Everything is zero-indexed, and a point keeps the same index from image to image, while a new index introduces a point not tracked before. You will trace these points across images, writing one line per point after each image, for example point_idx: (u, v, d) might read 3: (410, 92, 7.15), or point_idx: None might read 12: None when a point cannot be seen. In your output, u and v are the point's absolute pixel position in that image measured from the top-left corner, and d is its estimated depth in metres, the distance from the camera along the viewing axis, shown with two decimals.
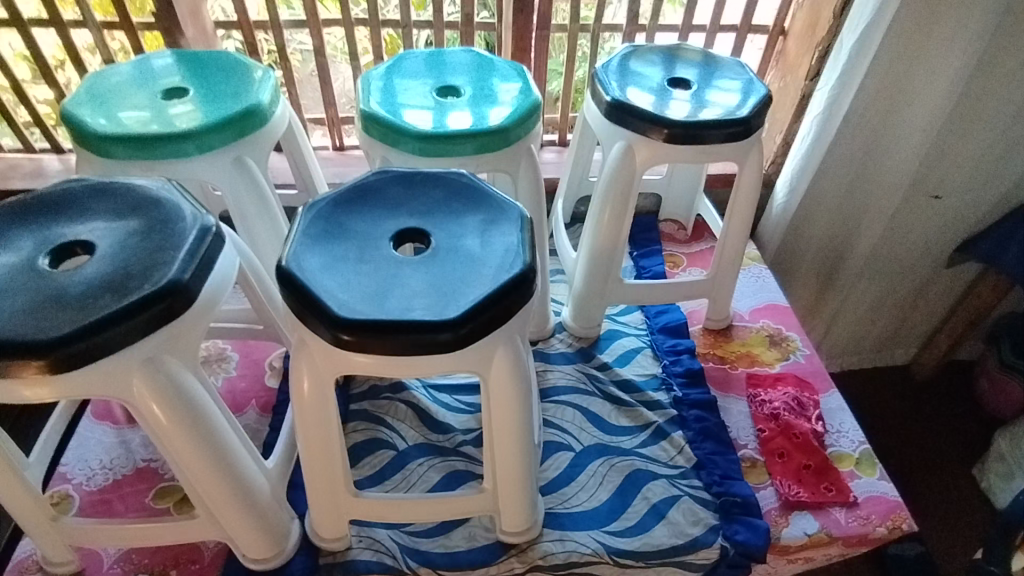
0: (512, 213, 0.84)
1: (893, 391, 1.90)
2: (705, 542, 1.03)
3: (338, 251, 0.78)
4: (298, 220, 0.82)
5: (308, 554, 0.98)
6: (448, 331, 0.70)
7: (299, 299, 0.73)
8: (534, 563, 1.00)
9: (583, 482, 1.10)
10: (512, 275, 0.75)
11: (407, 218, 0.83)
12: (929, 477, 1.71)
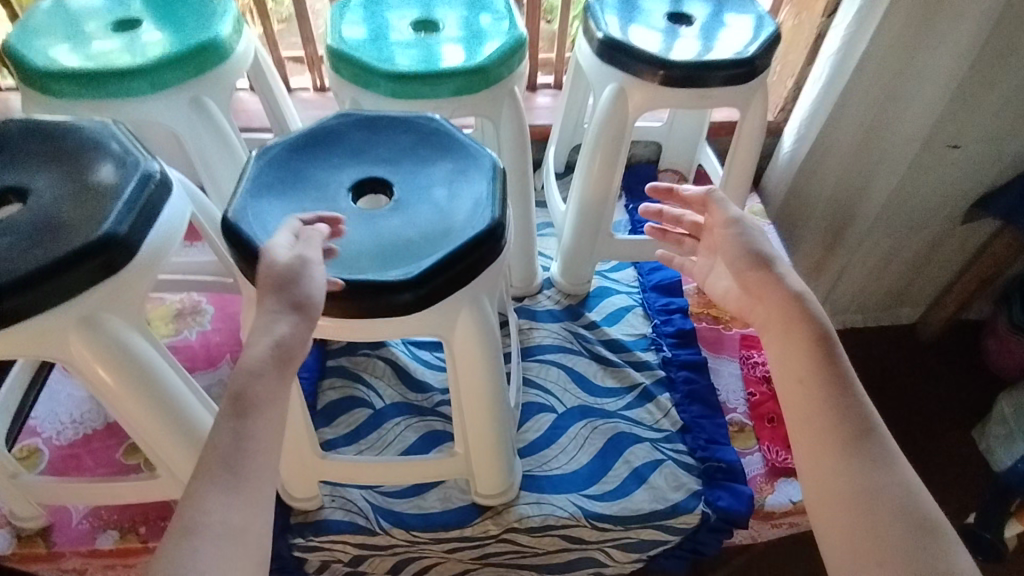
0: (485, 162, 0.76)
1: (897, 349, 1.84)
2: (686, 507, 1.00)
3: (292, 203, 0.72)
4: (250, 167, 0.75)
5: (280, 513, 0.96)
6: (407, 291, 0.65)
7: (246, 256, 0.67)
8: (510, 525, 0.98)
9: (564, 444, 1.07)
10: (479, 231, 0.68)
11: (368, 166, 0.76)
12: (932, 438, 1.68)
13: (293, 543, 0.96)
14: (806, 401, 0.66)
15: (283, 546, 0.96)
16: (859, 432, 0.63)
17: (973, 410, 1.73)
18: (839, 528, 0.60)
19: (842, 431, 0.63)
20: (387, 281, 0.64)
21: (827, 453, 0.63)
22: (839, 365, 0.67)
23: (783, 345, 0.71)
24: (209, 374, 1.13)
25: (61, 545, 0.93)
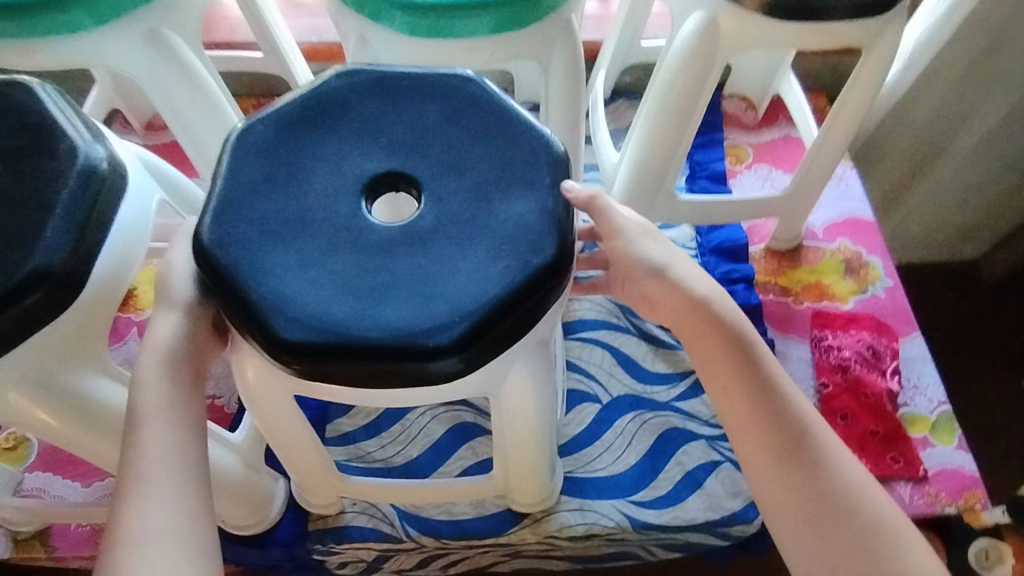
0: (543, 153, 0.61)
1: (953, 292, 1.55)
2: (744, 518, 0.90)
3: (286, 214, 0.58)
4: (232, 161, 0.60)
5: (298, 517, 0.88)
6: (444, 359, 0.53)
7: (236, 297, 0.55)
8: (550, 535, 0.89)
9: (609, 442, 0.95)
10: (535, 267, 0.55)
11: (383, 157, 0.61)
12: (982, 388, 1.44)
13: (314, 551, 0.88)
14: (744, 409, 0.63)
15: (303, 552, 0.88)
16: (798, 435, 0.62)
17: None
18: (806, 537, 0.59)
19: (780, 438, 0.62)
20: (419, 342, 0.52)
21: (775, 464, 0.61)
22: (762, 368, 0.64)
23: (712, 356, 0.65)
24: None
25: (62, 551, 0.85)
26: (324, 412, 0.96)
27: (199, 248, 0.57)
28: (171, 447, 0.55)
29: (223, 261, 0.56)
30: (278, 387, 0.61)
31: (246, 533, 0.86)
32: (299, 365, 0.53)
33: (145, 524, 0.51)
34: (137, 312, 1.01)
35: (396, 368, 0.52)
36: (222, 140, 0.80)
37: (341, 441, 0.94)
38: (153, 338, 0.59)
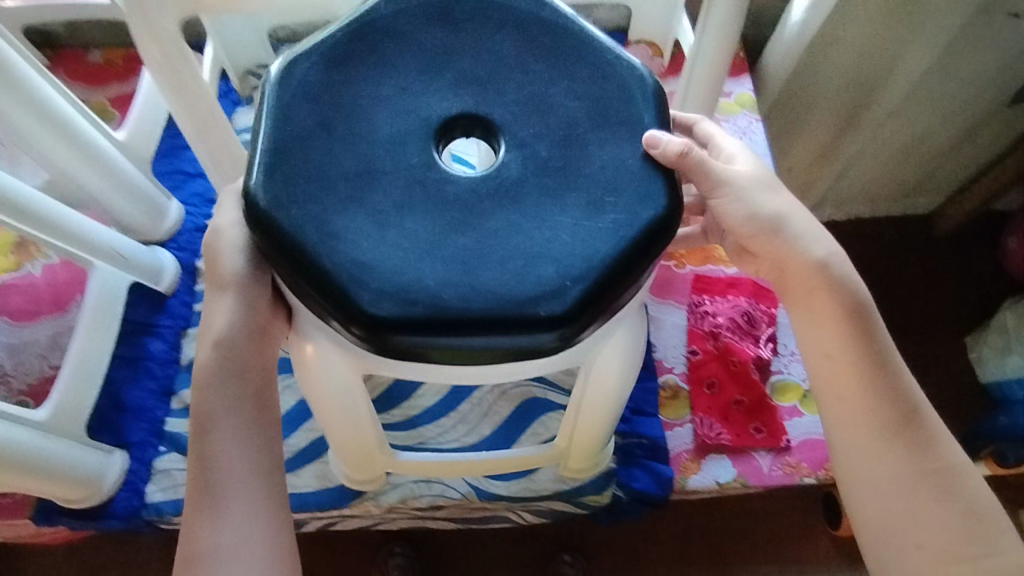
0: (634, 86, 0.55)
1: (898, 245, 1.48)
2: (595, 488, 0.89)
3: (352, 167, 0.50)
4: (276, 110, 0.52)
5: (135, 490, 0.87)
6: (551, 331, 0.47)
7: (307, 265, 0.47)
8: (395, 505, 0.87)
9: (463, 414, 0.91)
10: (639, 225, 0.50)
11: (452, 96, 0.53)
12: (905, 346, 1.39)
13: (153, 522, 0.87)
14: (847, 385, 0.58)
15: (143, 523, 0.87)
16: (909, 416, 0.56)
17: (970, 313, 1.42)
18: (895, 517, 0.55)
19: (891, 419, 0.56)
20: (526, 312, 0.47)
21: (878, 442, 0.56)
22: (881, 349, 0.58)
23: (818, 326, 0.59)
24: (57, 321, 0.96)
25: None
26: (170, 383, 0.93)
27: (253, 211, 0.49)
28: (238, 461, 0.54)
29: (281, 224, 0.48)
30: (339, 363, 0.55)
31: (79, 507, 0.84)
32: (381, 345, 0.47)
33: (222, 541, 0.51)
34: None
35: (502, 343, 0.46)
36: (28, 107, 0.76)
37: (186, 413, 0.91)
38: (210, 327, 0.55)
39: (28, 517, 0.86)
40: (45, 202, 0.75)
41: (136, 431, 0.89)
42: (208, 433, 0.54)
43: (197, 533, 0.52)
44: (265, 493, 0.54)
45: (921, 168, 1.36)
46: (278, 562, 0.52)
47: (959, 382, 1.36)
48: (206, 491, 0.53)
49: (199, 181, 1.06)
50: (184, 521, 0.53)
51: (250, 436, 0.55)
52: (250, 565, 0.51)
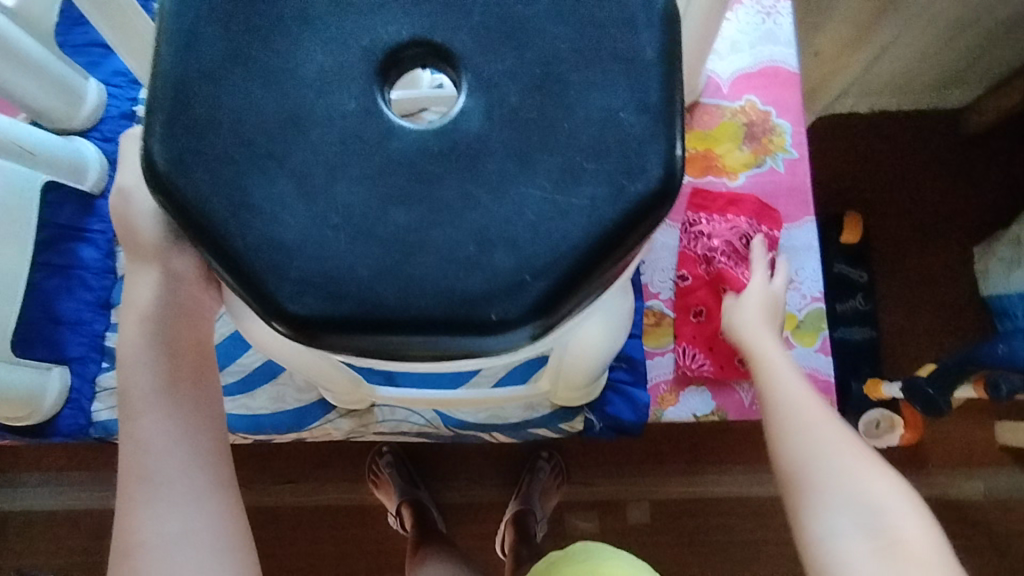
0: (637, 6, 0.36)
1: (922, 145, 1.31)
2: (568, 415, 0.85)
3: (272, 111, 0.34)
4: (177, 30, 0.35)
5: (81, 407, 0.82)
6: (506, 333, 0.35)
7: (202, 240, 0.34)
8: (356, 429, 0.83)
9: None
10: (638, 194, 0.35)
11: (403, 10, 0.36)
12: (911, 259, 1.29)
13: (104, 439, 0.83)
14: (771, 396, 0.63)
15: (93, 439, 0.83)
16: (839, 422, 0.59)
17: (985, 221, 1.30)
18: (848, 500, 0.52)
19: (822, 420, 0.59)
20: (475, 314, 0.34)
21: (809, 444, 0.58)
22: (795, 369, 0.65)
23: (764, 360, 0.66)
24: None
25: None
26: (107, 295, 0.85)
27: (149, 173, 0.34)
28: (177, 439, 0.42)
29: (182, 193, 0.34)
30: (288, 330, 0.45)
31: (21, 425, 0.80)
32: (315, 343, 0.35)
33: (164, 532, 0.41)
34: None
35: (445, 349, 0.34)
36: None
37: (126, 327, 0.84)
38: (133, 296, 0.42)
39: None
40: None
41: (76, 346, 0.83)
42: (133, 407, 0.42)
43: (132, 523, 0.41)
44: (215, 472, 0.43)
45: (963, 58, 1.18)
46: (240, 551, 0.42)
47: (962, 295, 1.28)
48: (139, 476, 0.41)
49: (119, 57, 0.91)
50: (117, 508, 0.42)
51: (189, 409, 0.43)
52: (203, 559, 0.41)
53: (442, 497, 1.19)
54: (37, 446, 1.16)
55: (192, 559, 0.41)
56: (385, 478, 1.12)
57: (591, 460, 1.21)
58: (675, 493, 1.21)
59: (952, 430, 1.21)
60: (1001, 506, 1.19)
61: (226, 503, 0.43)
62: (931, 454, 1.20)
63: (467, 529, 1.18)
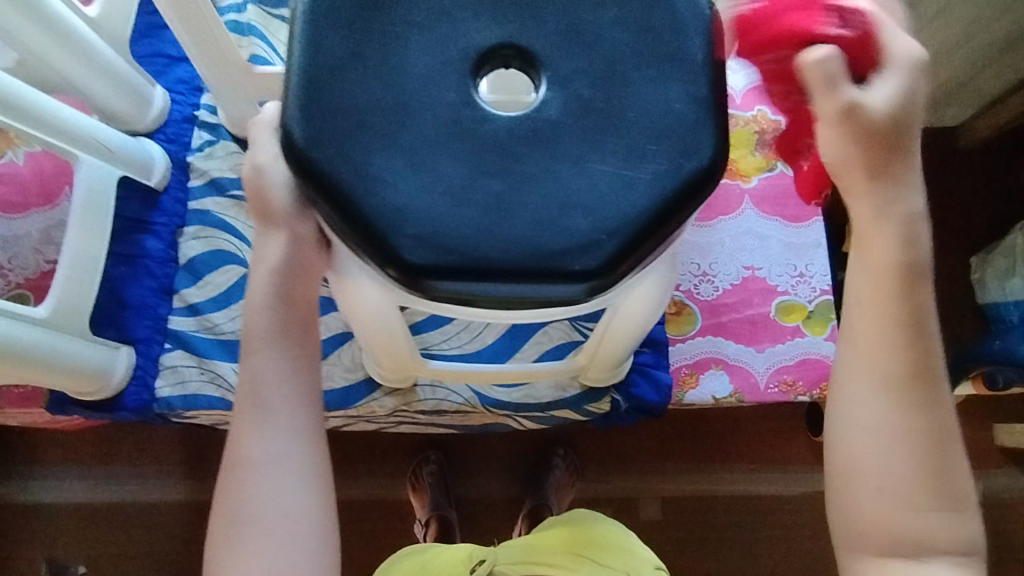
0: (688, 17, 0.44)
1: (919, 158, 1.38)
2: (597, 397, 0.91)
3: (389, 99, 0.42)
4: (307, 33, 0.43)
5: (145, 384, 0.88)
6: (579, 284, 0.42)
7: (332, 205, 0.41)
8: (400, 407, 0.90)
9: (467, 322, 0.91)
10: (689, 172, 0.42)
11: (492, 15, 0.43)
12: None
13: (165, 415, 0.90)
14: (878, 377, 0.52)
15: (155, 415, 0.90)
16: (936, 435, 0.52)
17: (980, 231, 1.36)
18: (900, 523, 0.52)
19: (920, 431, 0.52)
20: (557, 267, 0.41)
21: (886, 452, 0.52)
22: (928, 353, 0.52)
23: (886, 334, 0.52)
24: (46, 215, 0.92)
25: None
26: (170, 282, 0.92)
27: (288, 149, 0.42)
28: (285, 378, 0.50)
29: (319, 166, 0.41)
30: (380, 296, 0.51)
31: (89, 398, 0.86)
32: (418, 290, 0.42)
33: (266, 453, 0.50)
34: None
35: (533, 296, 0.41)
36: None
37: (188, 312, 0.91)
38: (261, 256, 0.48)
39: (44, 406, 0.87)
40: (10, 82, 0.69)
41: (141, 328, 0.89)
42: (251, 346, 0.50)
43: (244, 443, 0.50)
44: (310, 410, 0.52)
45: (956, 78, 1.23)
46: (321, 477, 0.52)
47: (957, 301, 1.34)
48: (254, 403, 0.50)
49: (183, 67, 0.98)
50: (232, 429, 0.52)
51: (292, 355, 0.51)
52: (295, 478, 0.51)
53: (461, 494, 1.24)
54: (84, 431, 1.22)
55: (286, 476, 0.50)
56: (424, 484, 1.19)
57: (602, 455, 1.26)
58: (681, 490, 1.25)
59: None
60: (997, 502, 1.25)
61: (315, 436, 0.52)
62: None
63: (480, 528, 1.23)
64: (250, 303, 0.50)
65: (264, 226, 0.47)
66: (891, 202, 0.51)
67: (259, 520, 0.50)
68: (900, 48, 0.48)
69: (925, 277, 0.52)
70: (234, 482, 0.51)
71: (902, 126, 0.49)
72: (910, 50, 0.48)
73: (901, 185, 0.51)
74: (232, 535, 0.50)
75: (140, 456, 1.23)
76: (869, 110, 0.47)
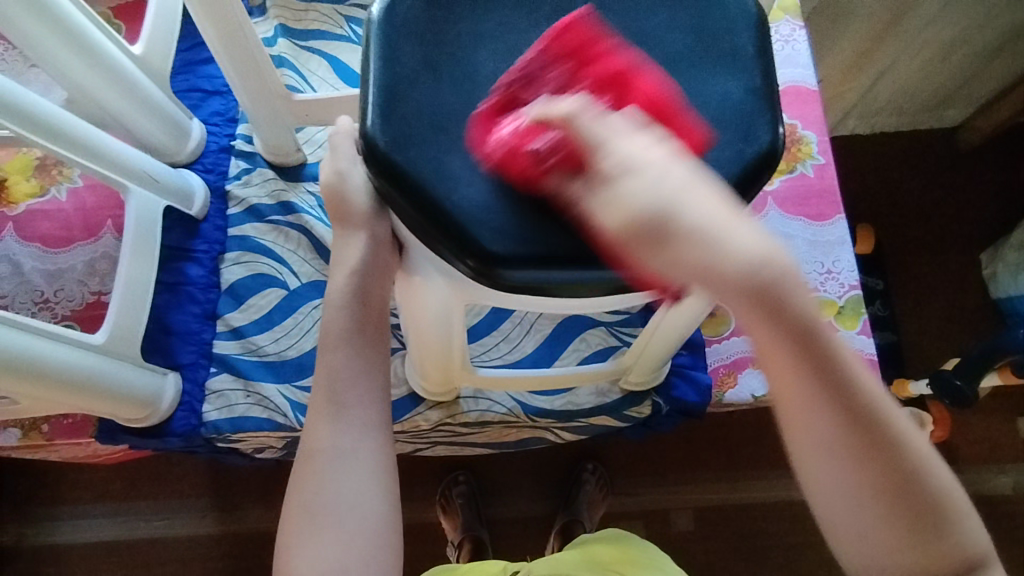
0: (736, 16, 0.47)
1: (924, 157, 1.37)
2: (637, 399, 0.93)
3: (463, 106, 0.45)
4: (383, 47, 0.46)
5: (192, 409, 0.90)
6: None
7: (415, 203, 0.44)
8: (444, 420, 0.91)
9: (506, 332, 0.93)
10: (755, 153, 0.44)
11: (553, 31, 0.48)
12: (925, 269, 1.33)
13: (211, 438, 0.91)
14: (817, 443, 0.45)
15: (201, 440, 0.91)
16: (907, 476, 0.44)
17: (995, 226, 1.34)
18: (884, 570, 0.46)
19: (883, 480, 0.44)
20: None
21: (856, 504, 0.45)
22: (861, 403, 0.43)
23: (808, 395, 0.43)
24: (90, 246, 0.94)
25: None
26: (213, 307, 0.94)
27: (370, 154, 0.44)
28: (359, 375, 0.54)
29: (403, 168, 0.44)
30: (448, 296, 0.54)
31: (139, 425, 0.88)
32: (496, 281, 0.44)
33: (340, 444, 0.52)
34: (11, 207, 0.93)
35: (608, 280, 0.44)
36: (63, 32, 0.73)
37: (231, 335, 0.93)
38: (341, 259, 0.54)
39: (92, 435, 0.90)
40: (76, 122, 0.73)
41: (186, 353, 0.91)
42: (330, 342, 0.54)
43: (319, 435, 0.52)
44: (379, 408, 0.54)
45: (955, 79, 1.24)
46: (389, 472, 0.53)
47: (975, 298, 1.31)
48: (330, 399, 0.53)
49: (217, 100, 1.02)
50: (305, 422, 0.54)
51: (365, 351, 0.55)
52: (365, 472, 0.52)
53: (493, 514, 1.19)
54: (100, 468, 1.16)
55: (355, 469, 0.52)
56: (455, 505, 1.15)
57: (632, 467, 1.22)
58: (715, 499, 1.20)
59: (983, 425, 1.24)
60: None
61: (382, 432, 0.54)
62: (961, 450, 1.23)
63: (513, 550, 1.18)
64: (331, 303, 0.55)
65: (345, 228, 0.53)
66: (777, 305, 0.39)
67: (332, 513, 0.51)
68: (654, 158, 0.36)
69: (817, 330, 0.41)
70: (307, 476, 0.52)
71: (707, 233, 0.36)
72: (671, 162, 0.37)
73: (785, 265, 0.38)
74: (304, 527, 0.51)
75: (164, 488, 1.15)
76: (716, 261, 0.36)
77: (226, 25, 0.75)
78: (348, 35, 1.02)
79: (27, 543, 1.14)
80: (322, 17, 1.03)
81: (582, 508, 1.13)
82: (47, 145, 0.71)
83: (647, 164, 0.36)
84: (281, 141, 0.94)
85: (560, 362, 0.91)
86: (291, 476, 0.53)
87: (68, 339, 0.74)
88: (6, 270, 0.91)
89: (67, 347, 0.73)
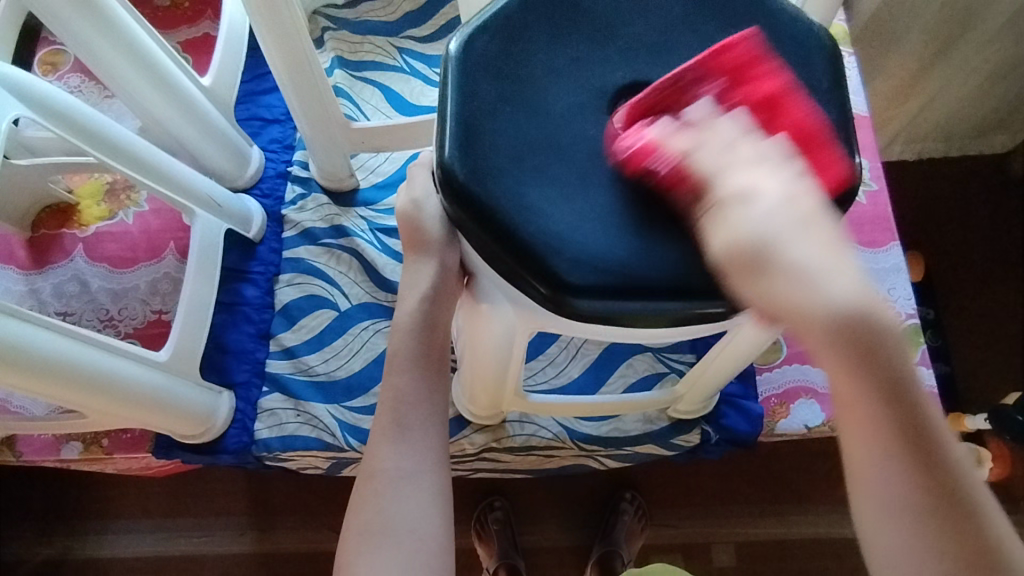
0: (812, 53, 0.50)
1: (975, 183, 1.33)
2: (687, 427, 0.91)
3: (539, 138, 0.47)
4: (460, 80, 0.48)
5: (244, 427, 0.92)
6: (720, 300, 0.46)
7: (495, 233, 0.45)
8: (490, 444, 0.91)
9: (553, 355, 0.93)
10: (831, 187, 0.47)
11: (624, 65, 0.49)
12: (978, 298, 1.28)
13: (261, 456, 0.93)
14: (873, 469, 0.43)
15: (252, 457, 0.93)
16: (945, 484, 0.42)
17: None
18: None
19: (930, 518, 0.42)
20: (706, 282, 0.46)
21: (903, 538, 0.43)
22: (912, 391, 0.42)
23: (868, 420, 0.42)
24: (154, 267, 0.98)
25: (29, 455, 0.90)
26: (267, 326, 0.96)
27: (450, 184, 0.46)
28: (419, 398, 0.55)
29: (482, 199, 0.46)
30: (512, 321, 0.55)
31: (193, 441, 0.90)
32: (567, 310, 0.46)
33: (404, 465, 0.53)
34: (81, 228, 0.98)
35: (682, 311, 0.45)
36: (141, 64, 0.77)
37: (284, 355, 0.95)
38: (411, 284, 0.56)
39: (149, 451, 0.92)
40: (150, 149, 0.77)
41: (240, 371, 0.93)
42: (397, 365, 0.56)
43: (383, 454, 0.53)
44: (440, 430, 0.55)
45: (1008, 104, 1.21)
46: (446, 496, 0.53)
47: None
48: (397, 419, 0.54)
49: (275, 128, 1.06)
50: (368, 442, 0.55)
51: (425, 377, 0.56)
52: (430, 494, 0.53)
53: (528, 542, 1.17)
54: (146, 484, 1.19)
55: (418, 488, 0.52)
56: (490, 532, 1.13)
57: (672, 498, 1.18)
58: (757, 535, 1.17)
59: None
60: None
61: (443, 457, 0.55)
62: None
63: None
64: (400, 327, 0.56)
65: (415, 254, 0.55)
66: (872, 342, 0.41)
67: (389, 533, 0.51)
68: (770, 188, 0.42)
69: (902, 372, 0.41)
70: (367, 495, 0.53)
71: (805, 274, 0.40)
72: (794, 193, 0.42)
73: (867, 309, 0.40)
74: (362, 546, 0.51)
75: (206, 507, 1.17)
76: (807, 297, 0.40)
77: (293, 58, 0.79)
78: (401, 65, 1.06)
79: (73, 556, 1.17)
80: (377, 48, 1.07)
81: (621, 538, 1.11)
82: (122, 169, 0.75)
83: (761, 195, 0.42)
84: (337, 168, 0.97)
85: (607, 389, 0.91)
86: (353, 497, 0.54)
87: (131, 355, 0.77)
88: (75, 289, 0.95)
89: (131, 362, 0.76)
